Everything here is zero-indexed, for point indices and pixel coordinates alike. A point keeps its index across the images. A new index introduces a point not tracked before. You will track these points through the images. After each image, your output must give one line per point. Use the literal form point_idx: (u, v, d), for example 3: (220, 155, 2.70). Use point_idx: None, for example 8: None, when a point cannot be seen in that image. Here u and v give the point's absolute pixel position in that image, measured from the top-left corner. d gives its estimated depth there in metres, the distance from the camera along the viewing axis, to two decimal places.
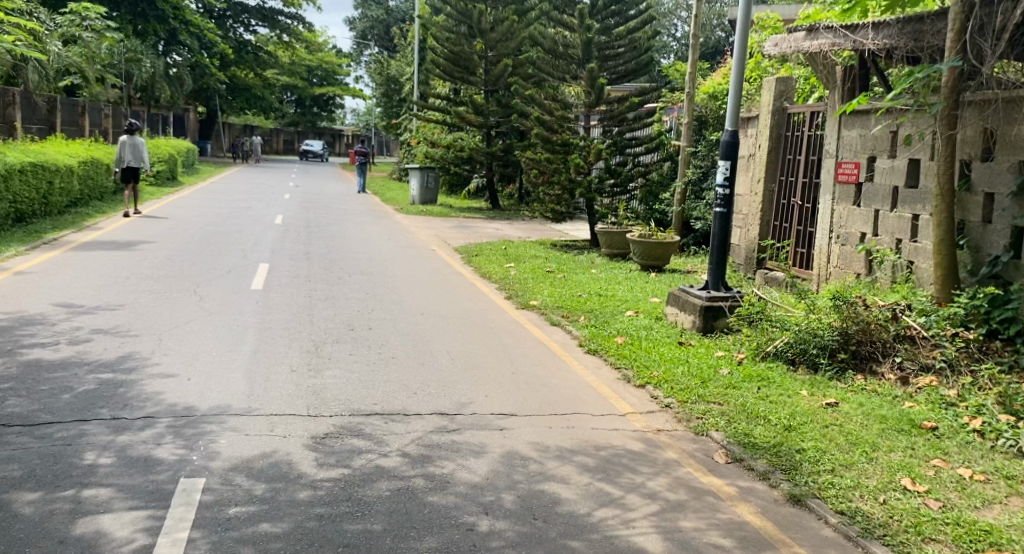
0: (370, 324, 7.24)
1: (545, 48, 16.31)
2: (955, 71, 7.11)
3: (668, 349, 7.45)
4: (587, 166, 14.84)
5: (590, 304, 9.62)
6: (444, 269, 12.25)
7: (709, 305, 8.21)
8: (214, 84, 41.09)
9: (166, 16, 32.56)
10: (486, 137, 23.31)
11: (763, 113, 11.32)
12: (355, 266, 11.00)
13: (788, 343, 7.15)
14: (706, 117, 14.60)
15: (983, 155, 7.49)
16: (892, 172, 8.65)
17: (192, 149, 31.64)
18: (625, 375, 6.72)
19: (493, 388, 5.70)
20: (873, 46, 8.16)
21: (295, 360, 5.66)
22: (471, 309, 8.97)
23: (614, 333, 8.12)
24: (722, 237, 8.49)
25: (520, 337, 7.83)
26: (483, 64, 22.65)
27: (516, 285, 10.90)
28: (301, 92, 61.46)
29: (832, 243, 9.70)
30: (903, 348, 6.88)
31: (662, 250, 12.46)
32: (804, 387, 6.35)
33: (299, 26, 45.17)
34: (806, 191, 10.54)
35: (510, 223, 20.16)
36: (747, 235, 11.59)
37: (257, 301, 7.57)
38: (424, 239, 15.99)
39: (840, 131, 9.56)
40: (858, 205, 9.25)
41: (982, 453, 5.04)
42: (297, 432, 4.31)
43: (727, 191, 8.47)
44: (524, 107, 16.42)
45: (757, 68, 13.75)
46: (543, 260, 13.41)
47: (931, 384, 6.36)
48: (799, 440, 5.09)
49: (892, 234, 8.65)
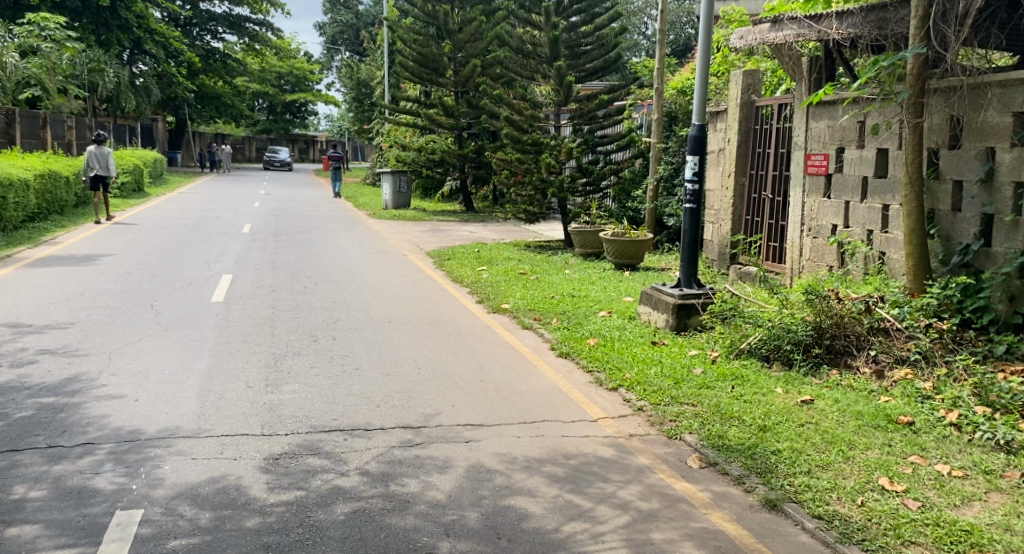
0: (335, 334, 7.04)
1: (512, 47, 16.15)
2: (920, 57, 7.04)
3: (641, 350, 7.30)
4: (558, 165, 14.70)
5: (563, 305, 9.47)
6: (415, 274, 12.09)
7: (682, 303, 8.09)
8: (183, 93, 40.68)
9: (129, 25, 32.21)
10: (458, 139, 23.17)
11: (731, 106, 11.22)
12: (322, 273, 10.81)
13: (761, 340, 7.04)
14: (676, 113, 14.30)
15: (951, 143, 7.40)
16: (861, 163, 8.57)
17: (160, 160, 31.33)
18: (597, 378, 6.57)
19: (460, 398, 5.52)
20: (837, 35, 8.06)
21: (252, 376, 5.46)
22: (441, 315, 8.81)
23: (587, 335, 7.98)
24: (693, 233, 8.36)
25: (490, 342, 7.68)
26: (452, 65, 22.47)
27: (487, 289, 10.73)
28: (273, 99, 61.09)
29: (804, 237, 9.60)
30: (877, 341, 6.79)
31: (636, 248, 12.35)
32: (778, 384, 6.23)
33: (267, 33, 44.89)
34: (776, 184, 10.47)
35: (483, 225, 20.03)
36: (720, 230, 11.50)
37: (217, 314, 7.36)
38: (396, 245, 15.80)
39: (808, 122, 9.47)
40: (828, 197, 9.16)
41: (959, 447, 4.94)
42: (249, 453, 4.12)
43: (696, 186, 8.37)
44: (494, 107, 16.31)
45: (725, 62, 13.66)
46: (517, 262, 13.27)
47: (907, 376, 6.25)
48: (774, 440, 4.96)
49: (863, 225, 8.57)
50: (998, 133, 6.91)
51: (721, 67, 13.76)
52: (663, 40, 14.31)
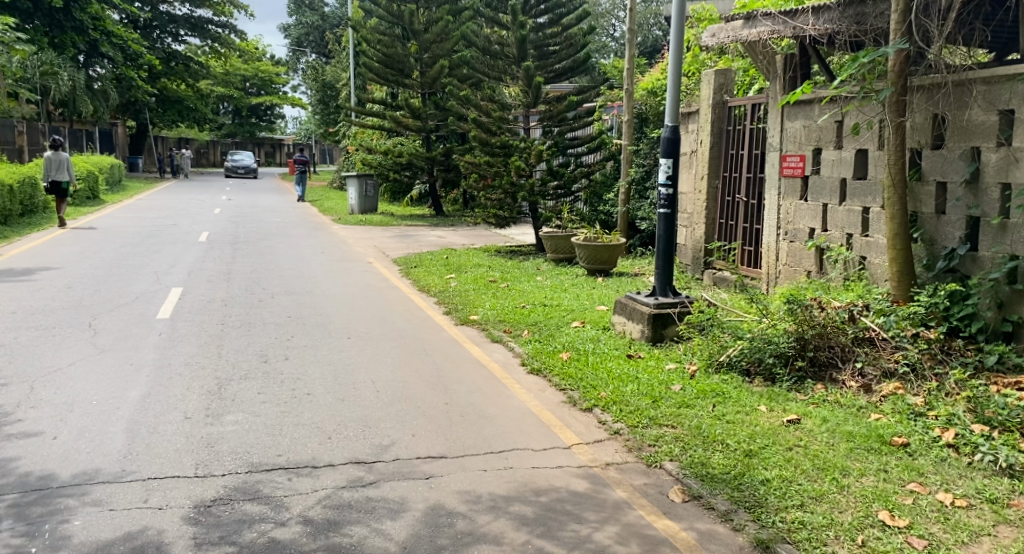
0: (287, 353, 6.58)
1: (478, 47, 15.74)
2: (903, 53, 6.69)
3: (617, 365, 6.89)
4: (528, 169, 14.31)
5: (534, 316, 9.04)
6: (380, 283, 11.61)
7: (657, 313, 7.69)
8: (143, 97, 39.80)
9: (84, 27, 31.23)
10: (425, 141, 22.72)
11: (703, 106, 10.87)
12: (281, 285, 10.31)
13: (741, 352, 6.65)
14: (646, 114, 14.02)
15: (934, 143, 7.08)
16: (839, 164, 8.25)
17: (117, 165, 30.55)
18: (570, 397, 6.15)
19: (421, 426, 5.09)
20: (814, 31, 7.74)
21: (192, 405, 4.99)
22: (404, 329, 8.36)
23: (559, 349, 7.55)
24: (667, 239, 7.98)
25: (456, 358, 7.25)
26: (418, 66, 22.04)
27: (455, 299, 10.27)
28: (238, 102, 60.15)
29: (780, 240, 9.27)
30: (863, 352, 6.43)
31: (609, 253, 11.97)
32: (761, 402, 5.86)
33: (230, 35, 44.10)
34: (750, 187, 10.14)
35: (452, 230, 19.58)
36: (693, 234, 11.16)
37: (161, 333, 6.86)
38: (361, 251, 15.30)
39: (783, 123, 9.13)
40: (804, 199, 8.84)
41: (959, 472, 4.60)
42: (177, 500, 3.70)
43: (671, 190, 8.00)
44: (461, 109, 15.90)
45: (696, 61, 13.35)
46: (486, 269, 12.83)
47: (896, 391, 5.91)
48: (761, 468, 4.60)
49: (842, 229, 8.24)
50: (983, 132, 6.60)
51: (692, 67, 13.45)
52: (632, 40, 13.99)
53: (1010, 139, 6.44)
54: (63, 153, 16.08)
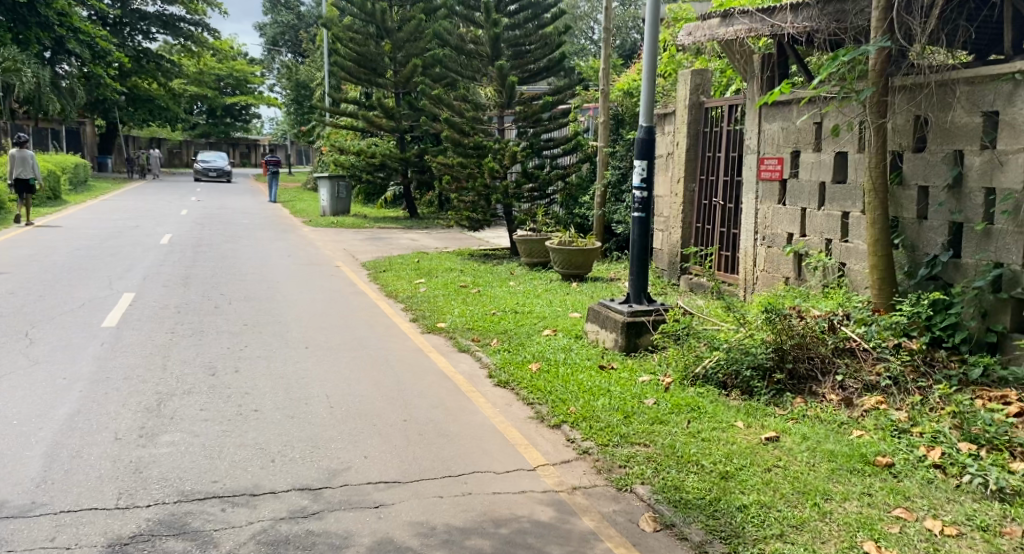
0: (237, 366, 6.38)
1: (451, 46, 15.40)
2: (884, 51, 6.44)
3: (588, 377, 6.58)
4: (502, 170, 14.00)
5: (504, 324, 8.71)
6: (346, 288, 11.26)
7: (631, 321, 7.39)
8: (112, 95, 39.15)
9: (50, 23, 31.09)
10: (400, 142, 22.34)
11: (679, 107, 10.61)
12: (241, 292, 9.97)
13: (717, 363, 6.36)
14: (622, 116, 13.79)
15: (916, 146, 6.82)
16: (818, 167, 8.00)
17: (83, 165, 30.02)
18: (538, 412, 5.85)
19: (376, 449, 4.81)
20: (792, 29, 7.54)
21: (125, 425, 4.73)
22: (368, 338, 8.03)
23: (528, 360, 7.24)
24: (642, 243, 7.69)
25: (419, 369, 6.95)
26: (392, 65, 21.68)
27: (423, 305, 9.93)
28: (212, 102, 59.42)
29: (757, 246, 9.01)
30: (843, 363, 6.16)
31: (585, 257, 11.68)
32: (738, 417, 5.58)
33: (203, 33, 43.51)
34: (727, 190, 9.89)
35: (426, 232, 19.21)
36: (670, 239, 10.90)
37: (103, 344, 6.58)
38: (330, 255, 14.94)
39: (761, 124, 8.88)
40: (783, 203, 8.59)
41: (947, 495, 4.32)
42: (90, 538, 3.44)
43: (645, 193, 7.70)
44: (433, 108, 15.59)
45: (672, 61, 13.09)
46: (458, 273, 12.50)
47: (878, 406, 5.63)
48: (738, 492, 4.31)
49: (821, 234, 8.00)
50: (967, 135, 6.33)
51: (668, 67, 13.18)
52: (607, 39, 13.73)
53: (994, 142, 6.19)
54: (26, 150, 15.77)
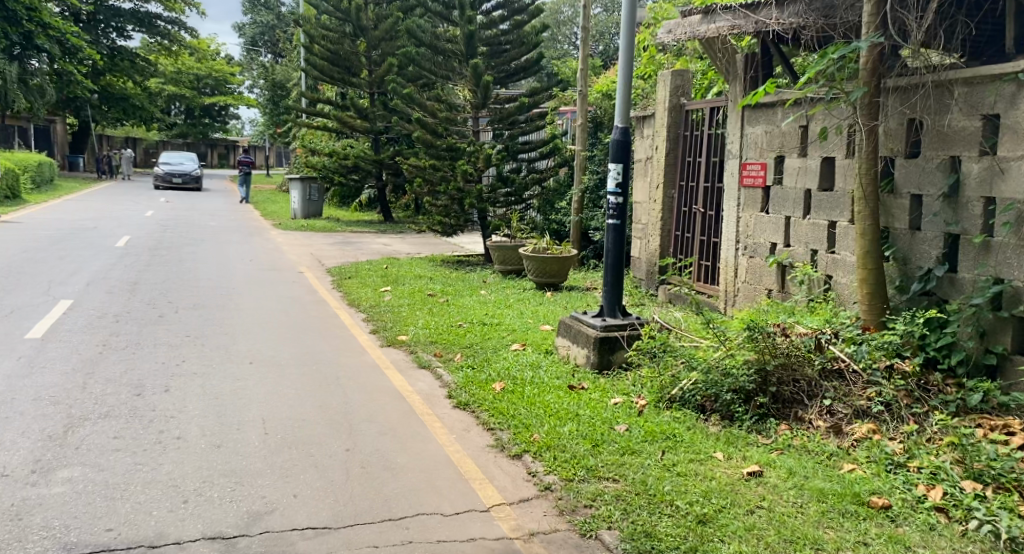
0: (167, 387, 6.02)
1: (425, 44, 14.83)
2: (876, 49, 5.96)
3: (556, 399, 6.05)
4: (475, 174, 13.46)
5: (470, 337, 8.18)
6: (305, 297, 10.71)
7: (604, 336, 6.87)
8: (83, 93, 38.40)
9: (17, 18, 30.09)
10: (374, 144, 21.76)
11: (659, 110, 10.14)
12: (191, 304, 9.53)
13: (695, 385, 5.86)
14: (600, 119, 13.28)
15: (909, 151, 6.32)
16: (804, 173, 7.53)
17: (49, 163, 29.32)
18: (497, 439, 5.33)
19: (309, 485, 4.39)
20: (778, 26, 7.01)
21: (20, 459, 4.38)
22: (323, 354, 7.52)
23: (492, 379, 6.70)
24: (617, 253, 7.18)
25: (373, 389, 6.44)
26: (366, 65, 21.15)
27: (386, 316, 9.38)
28: (189, 103, 58.54)
29: (738, 256, 8.55)
30: (831, 386, 5.65)
31: (559, 266, 11.16)
32: (716, 446, 5.08)
33: (179, 31, 42.81)
34: (708, 197, 9.41)
35: (400, 237, 18.64)
36: (648, 247, 10.42)
37: (21, 364, 6.23)
38: (296, 260, 14.39)
39: (743, 127, 8.41)
40: (766, 211, 8.13)
41: (950, 544, 3.85)
42: None
43: (620, 199, 7.21)
44: (405, 109, 15.07)
45: (652, 63, 12.63)
46: (426, 281, 11.98)
47: (870, 435, 5.13)
48: (717, 542, 3.85)
49: (807, 244, 7.53)
50: (965, 140, 5.84)
51: (647, 68, 12.69)
52: (586, 39, 13.24)
53: (995, 147, 5.70)
54: None
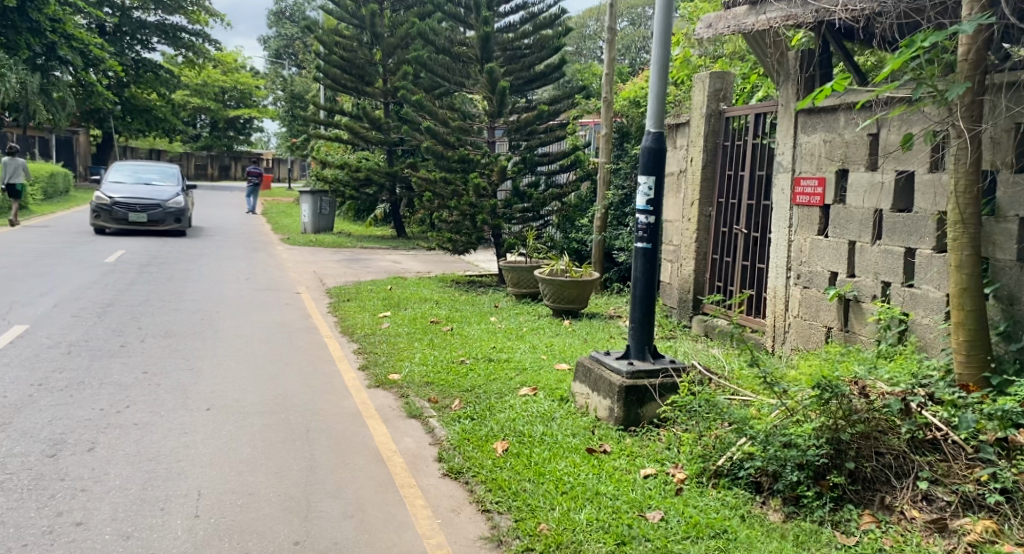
0: (93, 446, 5.15)
1: (438, 48, 13.62)
2: (982, 33, 4.68)
3: (572, 470, 4.82)
4: (489, 189, 12.29)
5: (472, 376, 7.00)
6: (295, 322, 9.59)
7: (631, 385, 5.63)
8: (104, 104, 37.67)
9: (41, 29, 28.94)
10: (388, 156, 20.69)
11: (694, 118, 8.95)
12: (161, 332, 8.55)
13: (746, 456, 4.64)
14: (627, 129, 12.12)
15: (1017, 164, 5.06)
16: (875, 191, 6.29)
17: (62, 173, 28.44)
18: (494, 528, 4.21)
19: None
20: (845, 13, 5.80)
21: None
22: (297, 398, 6.40)
23: (493, 435, 5.50)
24: (647, 284, 5.96)
25: (346, 450, 5.32)
26: (382, 74, 20.09)
27: (380, 347, 8.23)
28: (213, 115, 57.97)
29: (790, 286, 7.29)
30: (927, 462, 4.36)
31: (578, 290, 9.92)
32: (777, 548, 3.89)
33: (203, 43, 42.19)
34: (751, 217, 8.19)
35: (412, 255, 17.50)
36: (681, 272, 9.19)
37: None
38: (296, 278, 13.28)
39: (797, 136, 7.17)
40: (824, 236, 6.89)
41: None
42: None
43: (652, 219, 5.96)
44: (416, 118, 13.96)
45: (685, 67, 11.46)
46: (432, 304, 10.81)
47: (989, 538, 3.89)
48: None
49: (876, 276, 6.30)
50: None
51: (680, 73, 11.49)
52: (612, 40, 12.06)
53: None
54: None
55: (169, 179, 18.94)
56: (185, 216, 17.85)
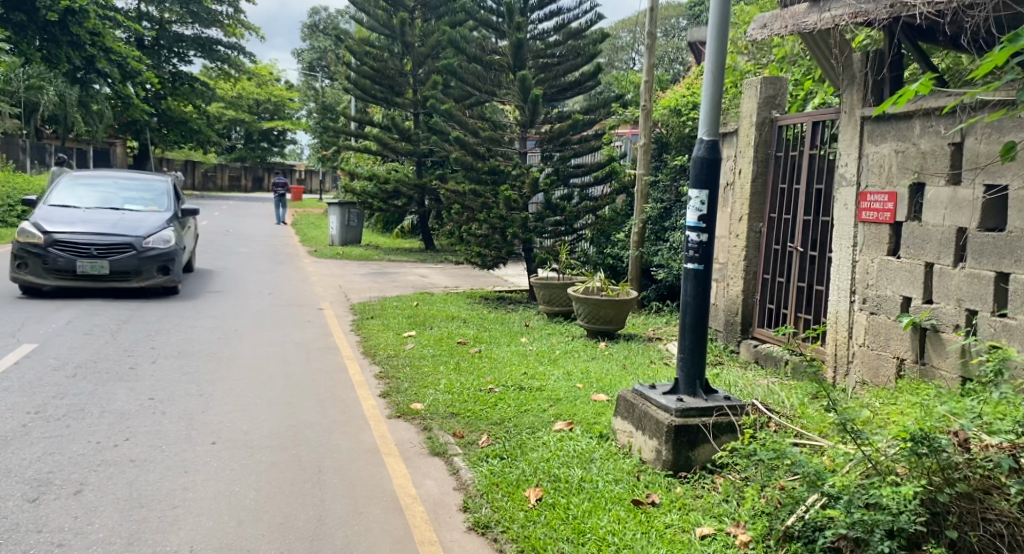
0: (80, 489, 4.57)
1: (469, 56, 13.03)
2: None
3: (621, 530, 4.16)
4: (521, 202, 11.66)
5: (500, 406, 6.36)
6: (314, 341, 9.02)
7: (681, 425, 4.95)
8: (139, 116, 37.67)
9: (80, 40, 27.05)
10: (417, 168, 20.20)
11: (743, 126, 8.26)
12: (171, 352, 7.99)
13: (827, 520, 3.93)
14: (667, 139, 11.48)
15: None
16: (960, 207, 5.59)
17: None
18: None
19: None
20: (927, 7, 5.15)
21: None
22: (308, 431, 5.80)
23: (525, 480, 4.85)
24: (697, 311, 5.27)
25: (360, 494, 4.72)
26: (412, 84, 19.62)
27: (402, 370, 7.63)
28: (247, 127, 58.14)
29: (854, 311, 6.56)
30: None
31: (615, 310, 9.23)
32: None
33: (238, 56, 42.18)
34: (807, 233, 7.48)
35: (440, 269, 16.94)
36: (727, 292, 8.50)
37: None
38: (318, 293, 12.74)
39: (862, 146, 6.46)
40: (895, 257, 6.18)
41: None
42: None
43: (704, 236, 5.26)
44: (446, 128, 13.38)
45: (729, 74, 10.78)
46: (461, 323, 10.19)
47: None
48: None
49: (959, 304, 5.59)
50: None
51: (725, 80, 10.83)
52: (653, 46, 11.42)
53: None
54: None
55: (159, 199, 12.06)
56: (173, 264, 10.93)
